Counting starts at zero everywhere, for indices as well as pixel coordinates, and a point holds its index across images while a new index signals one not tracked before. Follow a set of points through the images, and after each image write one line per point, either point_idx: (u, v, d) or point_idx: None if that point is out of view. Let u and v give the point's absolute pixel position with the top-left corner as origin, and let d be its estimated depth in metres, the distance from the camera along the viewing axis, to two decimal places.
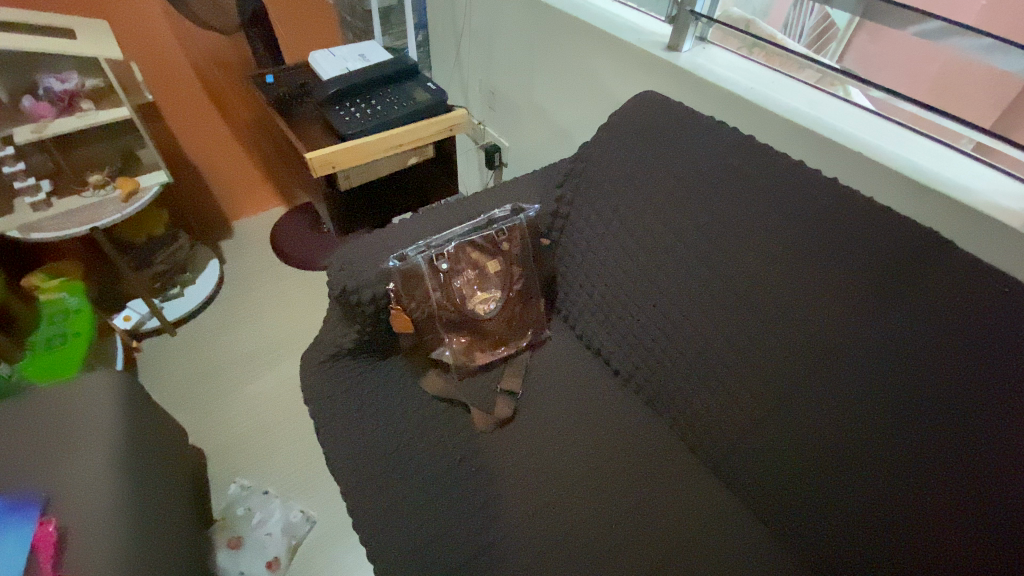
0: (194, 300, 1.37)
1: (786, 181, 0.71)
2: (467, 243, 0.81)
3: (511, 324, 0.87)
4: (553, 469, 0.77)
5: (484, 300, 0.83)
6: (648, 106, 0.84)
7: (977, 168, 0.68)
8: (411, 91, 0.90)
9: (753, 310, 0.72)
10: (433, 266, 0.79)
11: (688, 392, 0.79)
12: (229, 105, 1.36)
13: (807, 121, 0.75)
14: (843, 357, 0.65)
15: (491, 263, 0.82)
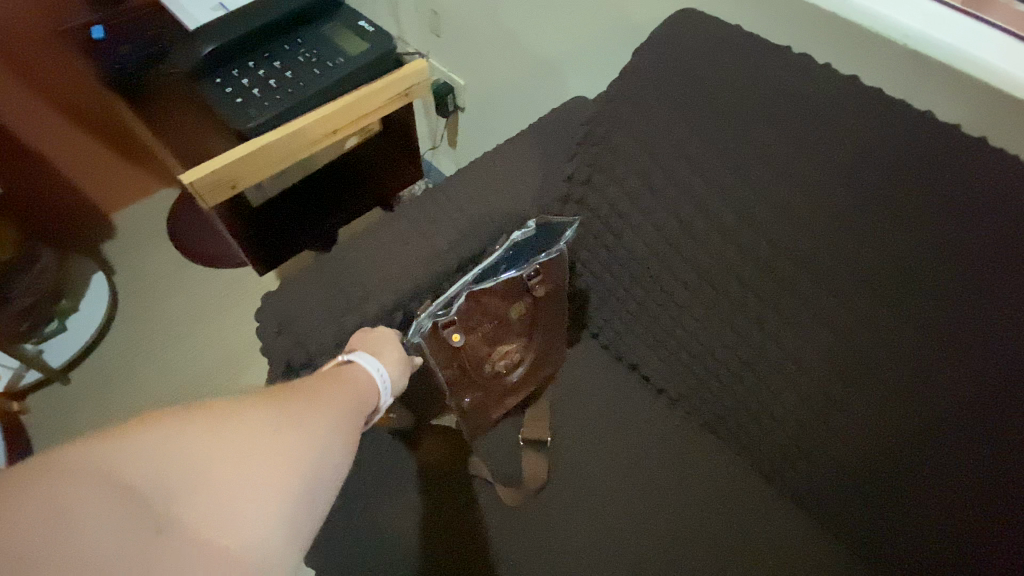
0: (83, 334, 1.05)
1: (925, 138, 0.49)
2: (486, 297, 0.60)
3: (538, 370, 0.68)
4: (606, 541, 0.60)
5: (509, 358, 0.65)
6: (691, 33, 0.58)
7: None
8: (331, 39, 0.63)
9: (865, 322, 0.53)
10: (441, 337, 0.58)
11: (764, 419, 0.62)
12: (42, 60, 0.93)
13: (924, 45, 0.51)
14: (1004, 398, 0.47)
15: (514, 311, 0.63)
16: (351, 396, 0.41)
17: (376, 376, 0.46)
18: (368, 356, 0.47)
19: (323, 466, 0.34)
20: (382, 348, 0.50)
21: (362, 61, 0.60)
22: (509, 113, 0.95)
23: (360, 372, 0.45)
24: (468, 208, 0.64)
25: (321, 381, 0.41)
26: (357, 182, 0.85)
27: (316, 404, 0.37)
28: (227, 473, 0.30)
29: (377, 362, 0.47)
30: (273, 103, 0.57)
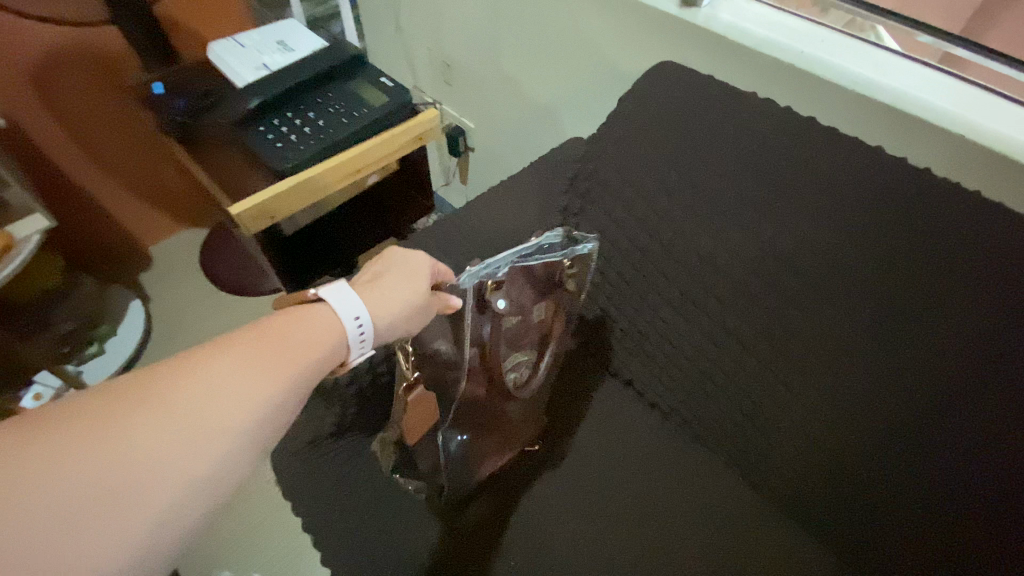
0: (118, 357, 1.12)
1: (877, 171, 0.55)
2: (527, 286, 0.59)
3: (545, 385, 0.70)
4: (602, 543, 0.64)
5: (522, 373, 0.65)
6: (669, 82, 0.66)
7: None
8: (356, 91, 0.72)
9: (834, 334, 0.58)
10: (483, 303, 0.55)
11: (747, 428, 0.66)
12: (113, 111, 1.07)
13: (872, 93, 0.58)
14: (956, 402, 0.52)
15: (540, 310, 0.62)
16: (288, 363, 0.39)
17: (345, 327, 0.43)
18: (352, 298, 0.44)
19: (217, 474, 0.34)
20: (391, 282, 0.49)
21: (383, 109, 0.69)
22: (513, 153, 1.04)
23: (315, 322, 0.42)
24: (476, 236, 0.72)
25: (254, 345, 0.38)
26: (375, 215, 0.93)
27: (235, 388, 0.36)
28: (120, 489, 0.31)
29: (354, 311, 0.44)
30: (305, 146, 0.66)
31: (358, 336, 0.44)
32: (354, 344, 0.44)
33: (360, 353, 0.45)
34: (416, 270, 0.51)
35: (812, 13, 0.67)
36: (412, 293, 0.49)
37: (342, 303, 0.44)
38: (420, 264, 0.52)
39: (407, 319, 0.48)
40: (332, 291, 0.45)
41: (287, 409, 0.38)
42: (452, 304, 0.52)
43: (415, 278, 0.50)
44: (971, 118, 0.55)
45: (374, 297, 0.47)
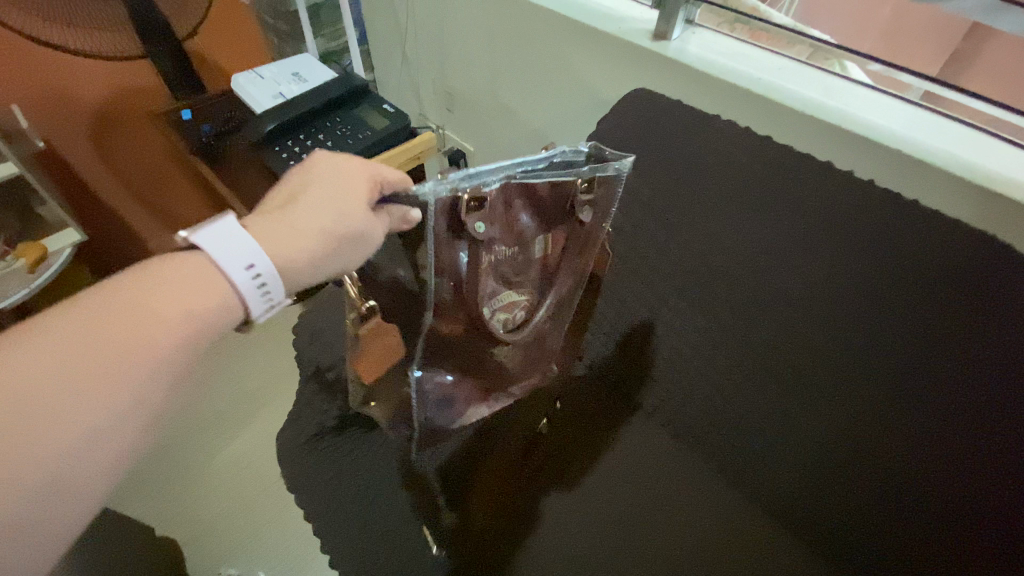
0: None
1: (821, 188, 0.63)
2: (525, 210, 0.51)
3: (543, 337, 0.65)
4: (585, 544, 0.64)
5: (514, 316, 0.58)
6: (643, 109, 0.73)
7: (1014, 155, 0.61)
8: (363, 117, 0.80)
9: None
10: (456, 222, 0.47)
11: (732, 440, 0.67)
12: (144, 137, 1.17)
13: (823, 117, 0.65)
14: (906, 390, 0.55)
15: (539, 243, 0.55)
16: (148, 334, 0.33)
17: (236, 282, 0.37)
18: (243, 240, 0.37)
19: (86, 450, 0.31)
20: (311, 205, 0.42)
21: (386, 132, 0.77)
22: None
23: (191, 276, 0.36)
24: None
25: (111, 325, 0.33)
26: None
27: (97, 387, 0.31)
28: None
29: (245, 258, 0.37)
30: None
31: (258, 287, 0.38)
32: (254, 297, 0.38)
33: (268, 306, 0.39)
34: (345, 188, 0.44)
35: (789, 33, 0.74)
36: (341, 219, 0.42)
37: (223, 249, 0.37)
38: (359, 178, 0.45)
39: (331, 254, 0.42)
40: (211, 234, 0.37)
41: (168, 369, 0.34)
42: (414, 216, 0.47)
43: (344, 195, 0.43)
44: (911, 140, 0.62)
45: (282, 235, 0.40)
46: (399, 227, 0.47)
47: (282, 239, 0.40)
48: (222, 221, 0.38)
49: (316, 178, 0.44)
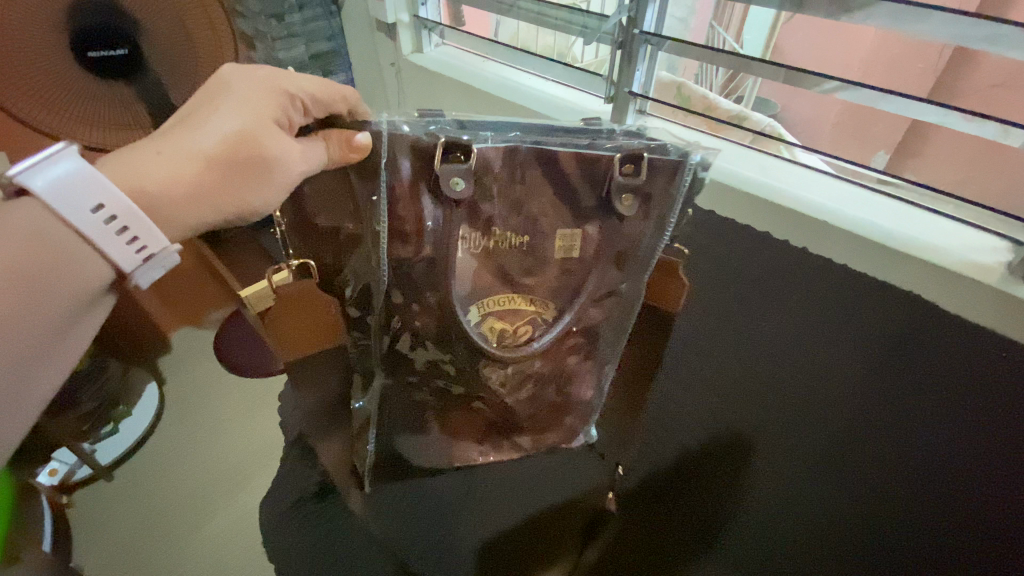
0: (130, 436, 1.20)
1: (766, 261, 0.75)
2: (550, 190, 0.59)
3: (564, 381, 0.75)
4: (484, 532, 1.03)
5: (514, 330, 0.66)
6: None
7: (942, 225, 0.68)
8: None
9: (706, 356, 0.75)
10: (425, 170, 0.56)
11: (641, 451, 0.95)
12: None
13: (759, 191, 0.75)
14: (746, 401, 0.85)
15: (558, 240, 0.62)
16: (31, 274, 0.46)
17: (91, 224, 0.48)
18: (81, 187, 0.47)
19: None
20: (226, 123, 0.56)
21: None
22: None
23: (30, 220, 0.46)
24: None
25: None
26: None
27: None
28: None
29: (95, 203, 0.48)
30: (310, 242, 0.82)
31: (112, 226, 0.49)
32: (115, 241, 0.49)
33: (139, 255, 0.51)
34: (259, 110, 0.57)
35: (734, 126, 0.83)
36: (241, 142, 0.56)
37: (59, 195, 0.47)
38: (274, 104, 0.57)
39: (223, 180, 0.56)
40: (48, 180, 0.46)
41: (66, 303, 0.48)
42: (359, 143, 0.56)
43: (262, 117, 0.56)
44: (839, 210, 0.71)
45: (167, 166, 0.53)
46: (338, 157, 0.57)
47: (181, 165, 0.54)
48: (52, 163, 0.47)
49: (241, 93, 0.57)
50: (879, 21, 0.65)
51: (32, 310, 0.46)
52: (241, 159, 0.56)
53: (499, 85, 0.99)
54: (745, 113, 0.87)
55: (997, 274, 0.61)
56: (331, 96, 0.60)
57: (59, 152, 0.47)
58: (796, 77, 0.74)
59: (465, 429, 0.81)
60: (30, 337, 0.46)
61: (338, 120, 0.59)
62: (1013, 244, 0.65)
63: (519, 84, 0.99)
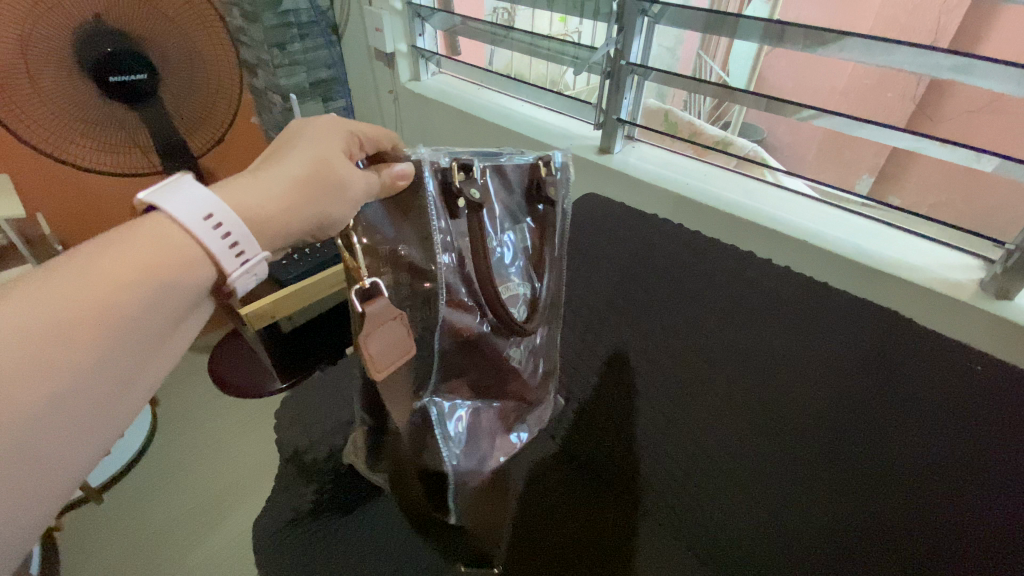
0: (122, 458, 1.20)
1: None
2: (501, 196, 0.64)
3: (548, 350, 0.77)
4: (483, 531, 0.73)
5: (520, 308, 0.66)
6: (593, 211, 0.87)
7: (919, 245, 0.71)
8: None
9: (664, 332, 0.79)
10: (446, 191, 0.57)
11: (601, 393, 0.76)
12: None
13: (743, 211, 0.77)
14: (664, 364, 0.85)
15: (522, 232, 0.67)
16: (147, 285, 0.38)
17: (198, 227, 0.41)
18: (198, 192, 0.42)
19: (114, 379, 0.37)
20: (300, 153, 0.53)
21: None
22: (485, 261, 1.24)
23: (153, 228, 0.40)
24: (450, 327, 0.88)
25: (95, 287, 0.36)
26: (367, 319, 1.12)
27: (85, 344, 0.35)
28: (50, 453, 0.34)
29: (209, 215, 0.41)
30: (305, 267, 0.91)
31: (224, 243, 0.42)
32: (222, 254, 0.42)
33: (241, 266, 0.43)
34: (330, 143, 0.55)
35: (720, 151, 0.87)
36: (324, 165, 0.52)
37: (181, 204, 0.41)
38: (342, 138, 0.56)
39: (311, 202, 0.51)
40: (166, 189, 0.41)
41: (176, 311, 0.41)
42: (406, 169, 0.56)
43: (335, 148, 0.54)
44: (819, 231, 0.73)
45: (257, 188, 0.49)
46: (389, 184, 0.56)
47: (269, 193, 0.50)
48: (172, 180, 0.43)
49: (311, 131, 0.56)
50: (851, 54, 0.69)
51: (144, 319, 0.39)
52: (325, 181, 0.51)
53: (494, 111, 1.04)
54: (729, 139, 0.92)
55: (970, 291, 0.63)
56: (380, 137, 0.59)
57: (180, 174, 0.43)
58: (777, 106, 0.77)
59: (495, 426, 0.74)
60: (127, 355, 0.38)
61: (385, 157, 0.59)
62: (984, 262, 0.68)
63: (514, 112, 1.03)
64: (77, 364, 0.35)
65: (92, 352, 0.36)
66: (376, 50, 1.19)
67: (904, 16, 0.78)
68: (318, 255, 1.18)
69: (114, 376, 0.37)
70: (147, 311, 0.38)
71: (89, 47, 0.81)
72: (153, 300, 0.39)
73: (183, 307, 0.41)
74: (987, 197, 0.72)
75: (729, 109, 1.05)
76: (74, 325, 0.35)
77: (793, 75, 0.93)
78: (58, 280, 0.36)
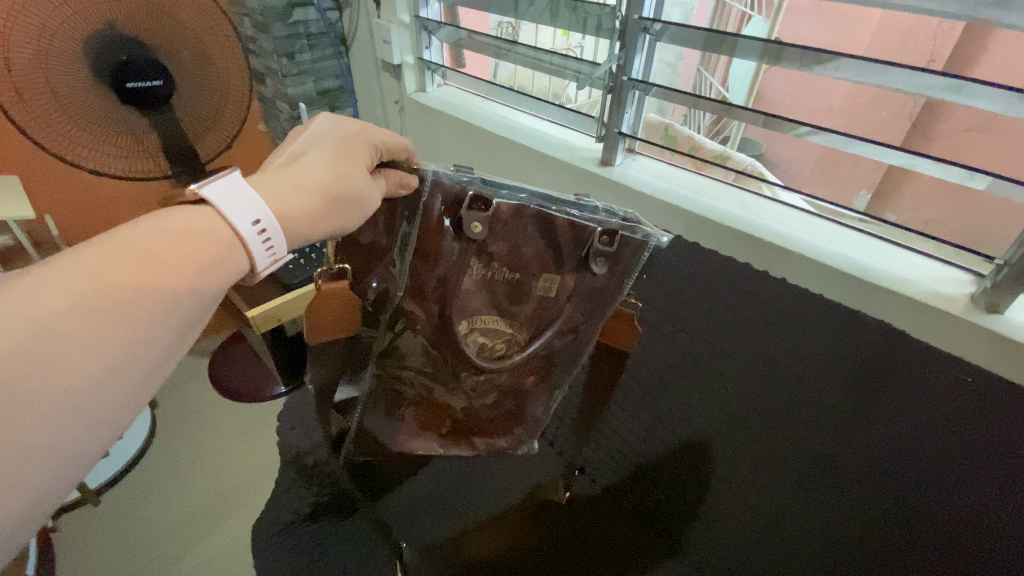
0: (121, 460, 1.20)
1: (747, 292, 0.79)
2: (540, 240, 0.62)
3: (522, 398, 0.77)
4: (486, 517, 1.06)
5: (491, 347, 0.68)
6: None
7: (912, 260, 0.72)
8: None
9: (712, 382, 0.86)
10: (452, 210, 0.60)
11: (624, 436, 1.04)
12: None
13: (741, 225, 0.79)
14: (699, 408, 0.89)
15: (540, 284, 0.65)
16: (199, 272, 0.44)
17: (242, 225, 0.47)
18: (250, 200, 0.48)
19: (163, 349, 0.43)
20: (322, 154, 0.56)
21: None
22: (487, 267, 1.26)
23: (205, 220, 0.46)
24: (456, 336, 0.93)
25: (157, 269, 0.42)
26: None
27: (146, 316, 0.41)
28: (114, 406, 0.41)
29: (252, 216, 0.47)
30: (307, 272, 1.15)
31: (258, 238, 0.48)
32: (255, 245, 0.48)
33: (269, 259, 0.49)
34: (353, 151, 0.58)
35: (718, 166, 0.89)
36: (344, 167, 0.55)
37: (227, 201, 0.47)
38: (363, 148, 0.59)
39: (334, 207, 0.54)
40: (220, 189, 0.47)
41: (219, 294, 0.47)
42: (411, 183, 0.61)
43: (359, 154, 0.58)
44: (813, 244, 0.75)
45: (287, 187, 0.52)
46: (391, 193, 0.62)
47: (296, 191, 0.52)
48: (225, 176, 0.48)
49: (333, 138, 0.58)
50: (847, 73, 0.71)
51: (193, 298, 0.44)
52: (346, 187, 0.55)
53: (497, 123, 1.06)
54: (728, 153, 0.94)
55: (960, 305, 0.65)
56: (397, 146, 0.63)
57: (230, 168, 0.49)
58: (774, 123, 0.80)
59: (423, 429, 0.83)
60: (177, 326, 0.44)
61: (396, 166, 0.62)
62: (975, 277, 0.69)
63: (516, 123, 1.06)
64: (131, 330, 0.41)
65: (141, 325, 0.41)
66: (383, 61, 1.22)
67: (898, 38, 0.81)
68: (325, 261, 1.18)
69: (164, 347, 0.43)
70: (192, 291, 0.44)
71: (104, 53, 0.83)
72: (201, 284, 0.44)
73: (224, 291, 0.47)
74: (978, 215, 0.74)
75: (727, 125, 1.07)
76: (139, 302, 0.41)
77: (792, 92, 0.95)
78: (124, 258, 0.41)
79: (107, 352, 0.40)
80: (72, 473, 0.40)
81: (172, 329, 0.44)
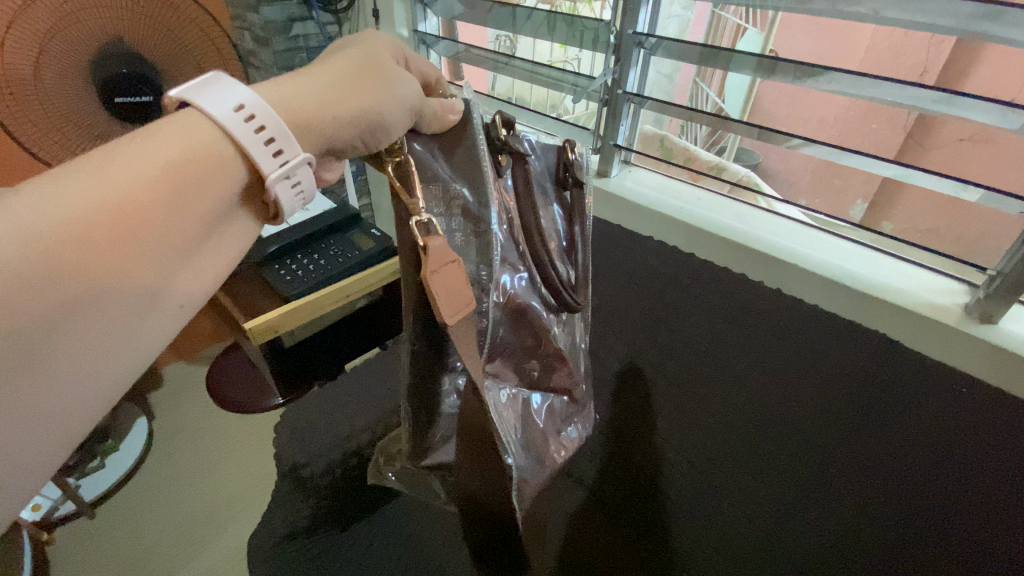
0: (118, 471, 1.19)
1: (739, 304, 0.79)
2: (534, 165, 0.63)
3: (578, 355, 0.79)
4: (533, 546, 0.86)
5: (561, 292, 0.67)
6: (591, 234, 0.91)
7: (905, 270, 0.73)
8: (354, 235, 1.29)
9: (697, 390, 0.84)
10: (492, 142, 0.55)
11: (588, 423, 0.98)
12: None
13: (737, 236, 0.80)
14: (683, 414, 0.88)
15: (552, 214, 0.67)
16: (178, 191, 0.39)
17: (229, 121, 0.41)
18: (231, 90, 0.42)
19: (142, 287, 0.39)
20: (336, 65, 0.49)
21: (355, 260, 1.21)
22: None
23: (188, 125, 0.40)
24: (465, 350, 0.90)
25: (129, 189, 0.37)
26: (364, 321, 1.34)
27: (120, 242, 0.36)
28: (86, 352, 0.37)
29: (244, 110, 0.41)
30: (307, 279, 1.16)
31: (256, 132, 0.41)
32: (257, 146, 0.41)
33: (279, 165, 0.43)
34: (377, 55, 0.50)
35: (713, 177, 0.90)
36: (370, 73, 0.49)
37: (213, 98, 0.41)
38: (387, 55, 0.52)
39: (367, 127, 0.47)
40: (200, 88, 0.42)
41: (206, 223, 0.42)
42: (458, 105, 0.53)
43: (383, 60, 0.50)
44: (808, 254, 0.76)
45: (303, 100, 0.45)
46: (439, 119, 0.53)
47: (299, 107, 0.45)
48: (205, 80, 0.43)
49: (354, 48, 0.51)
50: (840, 85, 0.72)
51: (175, 225, 0.39)
52: (371, 102, 0.47)
53: None
54: (723, 165, 0.94)
55: (953, 315, 0.65)
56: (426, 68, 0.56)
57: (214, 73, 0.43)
58: (768, 135, 0.81)
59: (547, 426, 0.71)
60: (158, 260, 0.39)
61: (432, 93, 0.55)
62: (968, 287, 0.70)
63: None
64: (103, 257, 0.36)
65: (110, 251, 0.36)
66: None
67: (890, 53, 0.82)
68: (325, 269, 1.19)
69: (144, 285, 0.39)
70: (173, 214, 0.39)
71: (105, 69, 0.84)
72: (182, 206, 0.39)
73: (213, 218, 0.42)
74: (972, 226, 0.75)
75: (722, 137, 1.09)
76: (109, 226, 0.36)
77: (786, 104, 0.96)
78: (95, 178, 0.37)
79: (73, 285, 0.35)
80: (43, 434, 0.36)
81: (153, 261, 0.39)
